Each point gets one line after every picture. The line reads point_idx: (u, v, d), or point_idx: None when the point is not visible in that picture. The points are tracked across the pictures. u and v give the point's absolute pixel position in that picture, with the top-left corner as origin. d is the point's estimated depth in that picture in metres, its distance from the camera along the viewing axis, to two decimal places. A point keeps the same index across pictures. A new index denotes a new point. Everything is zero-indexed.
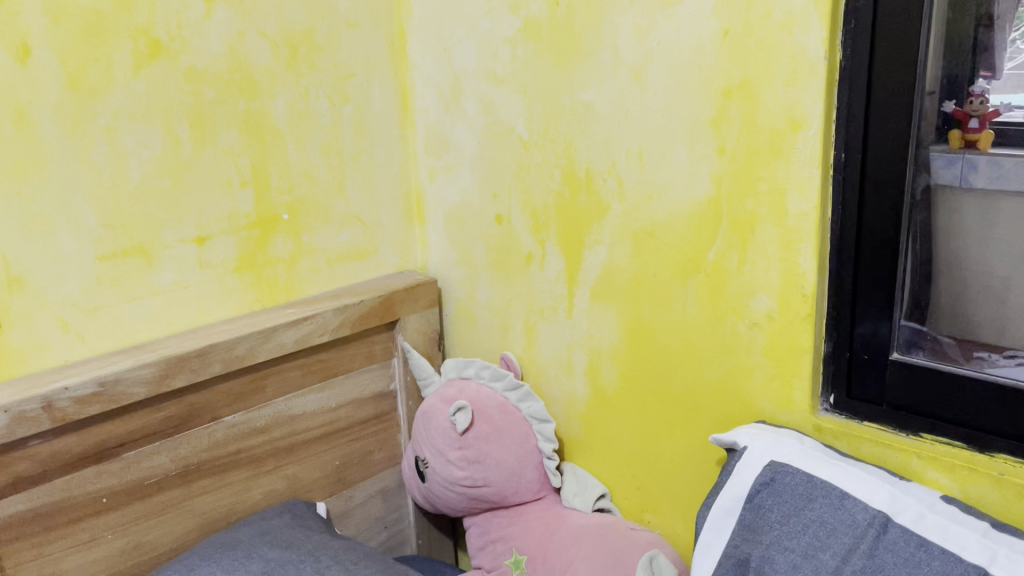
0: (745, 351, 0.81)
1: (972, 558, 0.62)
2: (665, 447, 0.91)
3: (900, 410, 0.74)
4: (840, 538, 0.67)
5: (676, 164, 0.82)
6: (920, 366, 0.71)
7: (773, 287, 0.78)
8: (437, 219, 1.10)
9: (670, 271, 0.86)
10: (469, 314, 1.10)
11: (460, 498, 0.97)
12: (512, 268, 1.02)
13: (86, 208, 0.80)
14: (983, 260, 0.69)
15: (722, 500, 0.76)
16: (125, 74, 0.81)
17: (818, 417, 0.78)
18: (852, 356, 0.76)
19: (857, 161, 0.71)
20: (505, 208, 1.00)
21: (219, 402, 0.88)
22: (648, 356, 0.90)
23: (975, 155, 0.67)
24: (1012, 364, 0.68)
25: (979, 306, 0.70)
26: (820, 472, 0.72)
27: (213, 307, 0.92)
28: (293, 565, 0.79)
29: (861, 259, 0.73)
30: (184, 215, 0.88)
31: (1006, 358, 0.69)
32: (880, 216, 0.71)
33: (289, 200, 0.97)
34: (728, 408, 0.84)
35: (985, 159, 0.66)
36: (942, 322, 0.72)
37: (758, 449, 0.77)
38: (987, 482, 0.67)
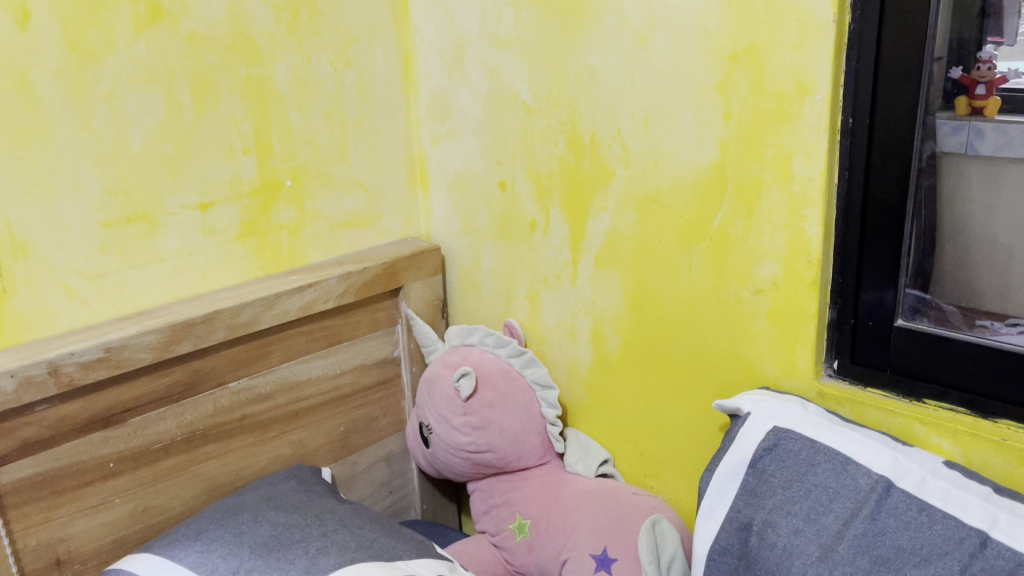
0: (749, 318, 0.81)
1: (973, 522, 0.63)
2: (668, 413, 0.92)
3: (904, 376, 0.74)
4: (842, 502, 0.68)
5: (682, 130, 0.82)
6: (925, 333, 0.71)
7: (778, 253, 0.77)
8: (440, 186, 1.09)
9: (675, 237, 0.85)
10: (472, 282, 1.10)
11: (465, 463, 0.97)
12: (516, 235, 1.02)
13: (88, 174, 0.80)
14: (988, 227, 0.69)
15: (725, 464, 0.77)
16: (126, 39, 0.80)
17: (821, 382, 0.78)
18: (857, 322, 0.76)
19: (864, 125, 0.71)
20: (508, 175, 1.00)
21: (224, 368, 0.88)
22: (652, 323, 0.90)
23: (981, 121, 0.66)
24: (1015, 332, 0.68)
25: (981, 274, 0.70)
26: (823, 438, 0.72)
27: (217, 274, 0.92)
28: (298, 528, 0.79)
29: (868, 224, 0.73)
30: (187, 181, 0.87)
31: (1009, 326, 0.68)
32: (886, 182, 0.71)
33: (292, 166, 0.96)
34: (731, 374, 0.85)
35: (992, 126, 0.66)
36: (946, 290, 0.72)
37: (761, 414, 0.77)
38: (990, 448, 0.68)
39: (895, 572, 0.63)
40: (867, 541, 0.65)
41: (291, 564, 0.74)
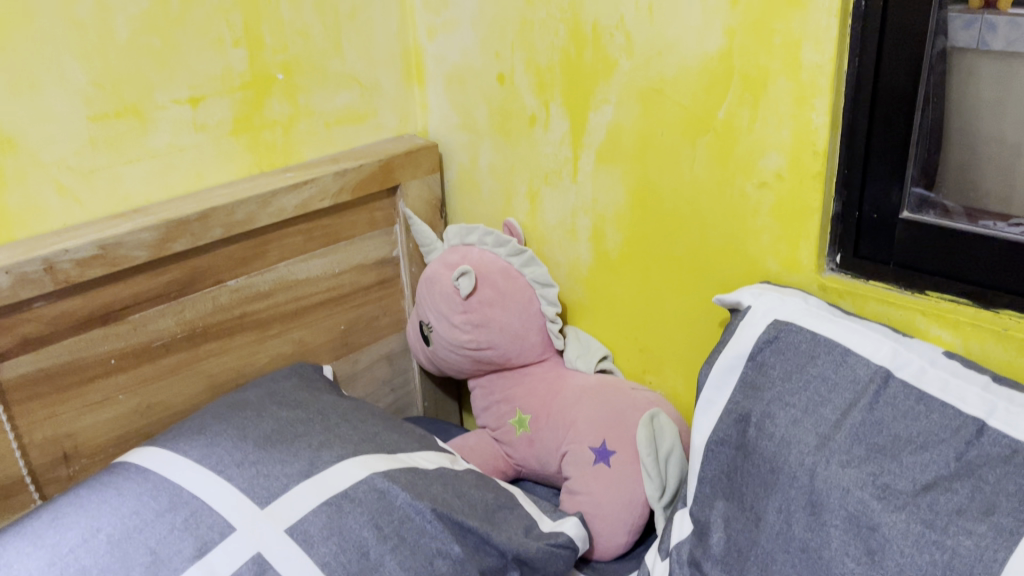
0: (752, 212, 0.80)
1: (971, 410, 0.63)
2: (668, 310, 0.92)
3: (907, 269, 0.73)
4: (841, 393, 0.68)
5: (687, 17, 0.78)
6: (929, 225, 0.70)
7: (784, 145, 0.76)
8: (437, 81, 1.06)
9: (679, 130, 0.83)
10: (471, 180, 1.08)
11: (465, 360, 0.97)
12: (515, 131, 1.00)
13: (73, 65, 0.77)
14: (996, 125, 0.67)
15: (724, 358, 0.77)
16: None
17: (823, 276, 0.78)
18: (862, 216, 0.75)
19: (877, 9, 0.67)
20: (507, 68, 0.97)
21: (221, 266, 0.87)
22: (654, 219, 0.89)
23: (994, 16, 0.63)
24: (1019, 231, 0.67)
25: (986, 174, 0.68)
26: (823, 330, 0.72)
27: (211, 171, 0.90)
28: (301, 423, 0.80)
29: (876, 115, 0.71)
30: (175, 75, 0.85)
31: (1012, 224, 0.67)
32: (898, 69, 0.68)
33: (284, 59, 0.93)
34: (732, 270, 0.84)
35: (1005, 20, 0.63)
36: (950, 188, 0.70)
37: (762, 308, 0.77)
38: (990, 338, 0.68)
39: (891, 459, 0.63)
40: (864, 430, 0.66)
41: (295, 456, 0.75)
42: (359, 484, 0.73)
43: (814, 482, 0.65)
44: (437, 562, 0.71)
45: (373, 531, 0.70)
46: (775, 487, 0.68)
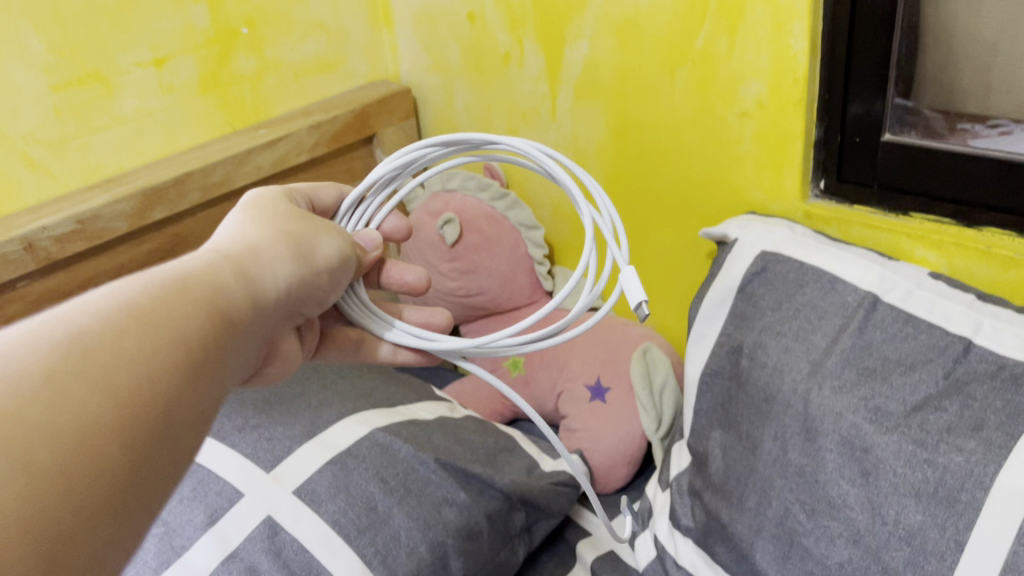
0: (735, 142, 0.79)
1: (957, 330, 0.63)
2: (655, 242, 0.92)
3: (891, 191, 0.73)
4: (831, 320, 0.69)
5: None
6: (913, 149, 0.69)
7: (763, 72, 0.74)
8: (405, 21, 1.07)
9: (658, 60, 0.81)
10: (448, 122, 1.09)
11: (455, 307, 1.00)
12: (490, 70, 0.99)
13: (30, 34, 0.77)
14: (970, 27, 0.66)
15: (714, 290, 0.78)
16: None
17: (808, 203, 0.78)
18: (843, 141, 0.74)
19: (845, 20, 0.68)
20: (477, 5, 0.96)
21: (204, 230, 0.89)
22: (636, 153, 0.88)
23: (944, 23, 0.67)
24: (995, 134, 0.67)
25: (965, 73, 0.68)
26: (810, 258, 0.72)
27: (182, 131, 0.91)
28: (298, 383, 0.82)
29: (856, 45, 0.69)
30: (136, 36, 0.84)
31: (989, 128, 0.67)
32: (870, 29, 0.67)
33: (246, 11, 0.93)
34: (720, 203, 0.84)
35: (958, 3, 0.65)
36: (928, 87, 0.70)
37: (748, 239, 0.77)
38: (974, 255, 0.68)
39: (882, 381, 0.63)
40: (855, 354, 0.66)
41: (295, 418, 0.77)
42: (361, 441, 0.75)
43: (809, 409, 0.66)
44: (444, 510, 0.73)
45: (379, 486, 0.72)
46: (770, 415, 0.69)
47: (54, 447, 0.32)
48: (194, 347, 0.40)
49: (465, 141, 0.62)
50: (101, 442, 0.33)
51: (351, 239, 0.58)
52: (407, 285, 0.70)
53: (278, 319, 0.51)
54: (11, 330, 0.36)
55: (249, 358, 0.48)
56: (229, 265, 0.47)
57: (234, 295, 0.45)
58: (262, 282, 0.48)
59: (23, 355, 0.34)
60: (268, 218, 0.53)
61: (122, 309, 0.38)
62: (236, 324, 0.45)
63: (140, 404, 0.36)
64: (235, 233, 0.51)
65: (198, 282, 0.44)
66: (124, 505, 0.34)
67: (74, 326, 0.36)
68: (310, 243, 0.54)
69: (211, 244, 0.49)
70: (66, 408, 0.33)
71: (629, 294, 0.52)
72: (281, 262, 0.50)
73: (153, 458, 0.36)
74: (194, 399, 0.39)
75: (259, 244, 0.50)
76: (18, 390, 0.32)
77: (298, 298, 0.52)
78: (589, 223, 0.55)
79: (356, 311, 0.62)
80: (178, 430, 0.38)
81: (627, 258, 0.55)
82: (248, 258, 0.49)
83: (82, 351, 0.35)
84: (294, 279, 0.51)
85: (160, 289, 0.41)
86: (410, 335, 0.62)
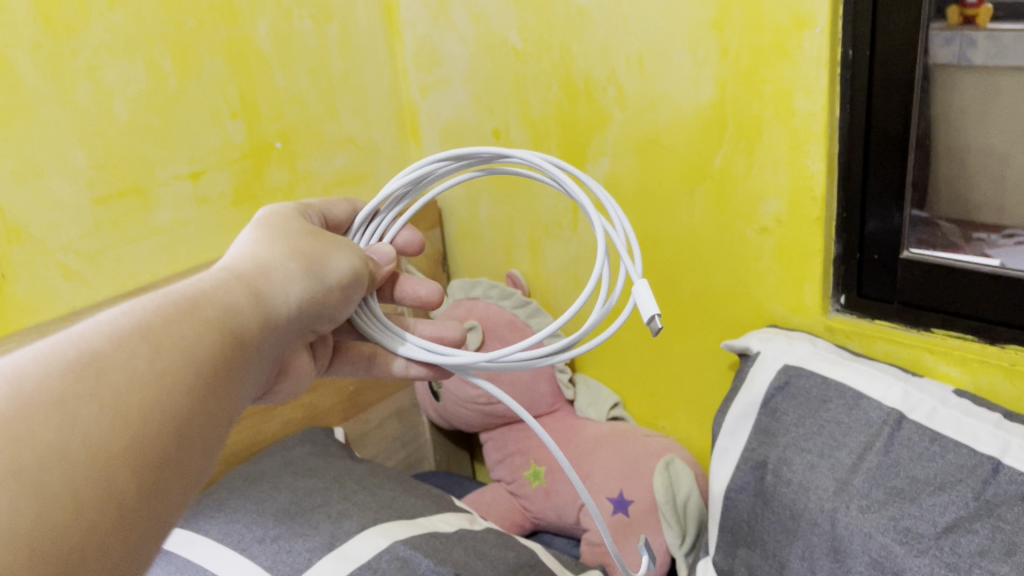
0: (755, 257, 0.80)
1: (985, 449, 0.62)
2: (676, 354, 0.92)
3: (911, 307, 0.74)
4: (856, 437, 0.68)
5: (678, 69, 0.79)
6: (932, 265, 0.71)
7: (782, 190, 0.76)
8: (432, 137, 1.12)
9: (676, 178, 0.84)
10: (471, 232, 1.12)
11: (476, 415, 1.00)
12: (513, 184, 1.03)
13: (76, 150, 0.81)
14: (981, 143, 0.68)
15: (738, 404, 0.78)
16: (101, 8, 0.81)
17: (829, 317, 0.78)
18: (862, 257, 0.75)
19: (861, 143, 0.71)
20: (502, 122, 1.00)
21: None
22: (657, 265, 0.90)
23: (957, 143, 0.69)
24: (1012, 244, 0.69)
25: (979, 188, 0.70)
26: (833, 374, 0.72)
27: (215, 242, 0.95)
28: (319, 493, 0.82)
29: (871, 165, 0.72)
30: (175, 151, 0.89)
31: (1005, 238, 0.69)
32: (885, 148, 0.70)
33: (280, 127, 0.99)
34: (741, 316, 0.84)
35: (971, 120, 0.68)
36: (942, 203, 0.72)
37: (771, 354, 0.77)
38: (998, 373, 0.68)
39: (910, 502, 0.62)
40: (882, 473, 0.65)
41: (315, 530, 0.76)
42: (382, 554, 0.75)
43: (835, 528, 0.64)
44: None
45: None
46: (797, 534, 0.67)
47: (65, 469, 0.33)
48: (205, 367, 0.41)
49: (474, 155, 0.61)
50: (111, 463, 0.34)
51: (364, 257, 0.58)
52: (419, 299, 0.70)
53: (290, 337, 0.52)
54: (26, 351, 0.37)
55: (262, 376, 0.49)
56: (242, 283, 0.48)
57: (247, 314, 0.46)
58: (274, 299, 0.49)
59: (35, 379, 0.35)
60: (280, 233, 0.54)
61: (135, 331, 0.39)
62: (249, 344, 0.46)
63: (149, 421, 0.37)
64: (249, 247, 0.52)
65: (211, 303, 0.45)
66: (134, 528, 0.35)
67: (86, 348, 0.37)
68: (325, 258, 0.54)
69: (225, 260, 0.51)
70: (77, 432, 0.34)
71: (644, 306, 0.52)
72: (292, 279, 0.51)
73: (164, 479, 0.37)
74: (207, 419, 0.40)
75: (271, 260, 0.51)
76: (30, 414, 0.33)
77: (312, 314, 0.53)
78: (603, 234, 0.55)
79: (369, 325, 0.62)
80: (190, 451, 0.39)
81: (641, 270, 0.55)
82: (260, 274, 0.50)
83: (94, 373, 0.36)
84: (306, 294, 0.51)
85: (173, 309, 0.42)
86: (422, 350, 0.61)
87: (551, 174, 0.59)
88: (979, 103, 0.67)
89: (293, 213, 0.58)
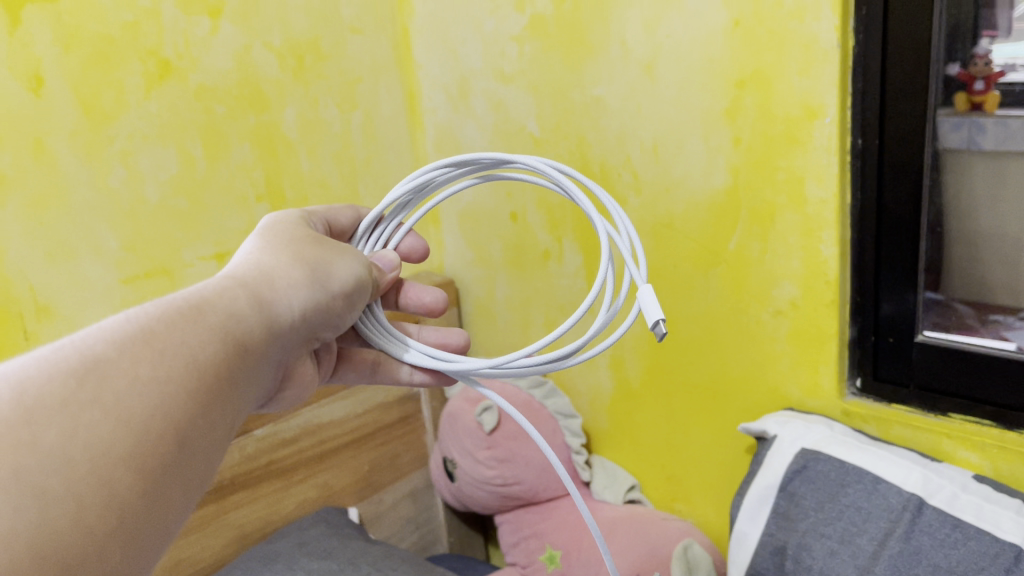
0: (771, 339, 0.81)
1: (1007, 537, 0.61)
2: (694, 436, 0.92)
3: (929, 391, 0.74)
4: (876, 522, 0.67)
5: (692, 156, 0.82)
6: (947, 349, 0.71)
7: (796, 275, 0.77)
8: (451, 219, 1.14)
9: (691, 261, 0.85)
10: (488, 312, 1.13)
11: (492, 496, 1.00)
12: (530, 265, 1.04)
13: (107, 233, 0.84)
14: (994, 225, 0.70)
15: (755, 488, 0.77)
16: (137, 96, 0.84)
17: (845, 401, 0.78)
18: (877, 341, 0.76)
19: (872, 228, 0.73)
20: (519, 206, 1.02)
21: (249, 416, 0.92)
22: (673, 347, 0.91)
23: (971, 226, 0.71)
24: None
25: (994, 270, 0.71)
26: (852, 458, 0.72)
27: None
28: None
29: (883, 250, 0.73)
30: (202, 233, 0.92)
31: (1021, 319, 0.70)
32: (897, 233, 0.71)
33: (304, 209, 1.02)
34: (757, 399, 0.84)
35: (983, 202, 0.69)
36: (957, 285, 0.73)
37: (788, 436, 0.77)
38: (1017, 459, 0.67)
39: None
40: (903, 562, 0.64)
41: None
42: None
43: None
44: None
45: None
46: None
47: (66, 474, 0.33)
48: (206, 376, 0.41)
49: (473, 162, 0.62)
50: (112, 469, 0.35)
51: (367, 264, 0.58)
52: (424, 306, 0.71)
53: (294, 344, 0.51)
54: (30, 357, 0.37)
55: (265, 385, 0.49)
56: (246, 289, 0.48)
57: (251, 321, 0.46)
58: (279, 308, 0.49)
59: (37, 384, 0.35)
60: (285, 242, 0.54)
61: (137, 338, 0.40)
62: (252, 351, 0.46)
63: (149, 428, 0.37)
64: (254, 255, 0.52)
65: (215, 308, 0.45)
66: (131, 535, 0.35)
67: (88, 354, 0.38)
68: (330, 268, 0.54)
69: (230, 267, 0.50)
70: (78, 438, 0.34)
71: (648, 311, 0.53)
72: (297, 286, 0.50)
73: (163, 485, 0.37)
74: (206, 428, 0.41)
75: (275, 267, 0.51)
76: (32, 418, 0.34)
77: (317, 322, 0.53)
78: (607, 237, 0.56)
79: (376, 334, 0.62)
80: (190, 460, 0.39)
81: (644, 275, 0.55)
82: (263, 280, 0.49)
83: (96, 380, 0.37)
84: (310, 301, 0.51)
85: (176, 315, 0.42)
86: (426, 356, 0.61)
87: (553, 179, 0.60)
88: (991, 189, 0.69)
89: (299, 224, 0.57)
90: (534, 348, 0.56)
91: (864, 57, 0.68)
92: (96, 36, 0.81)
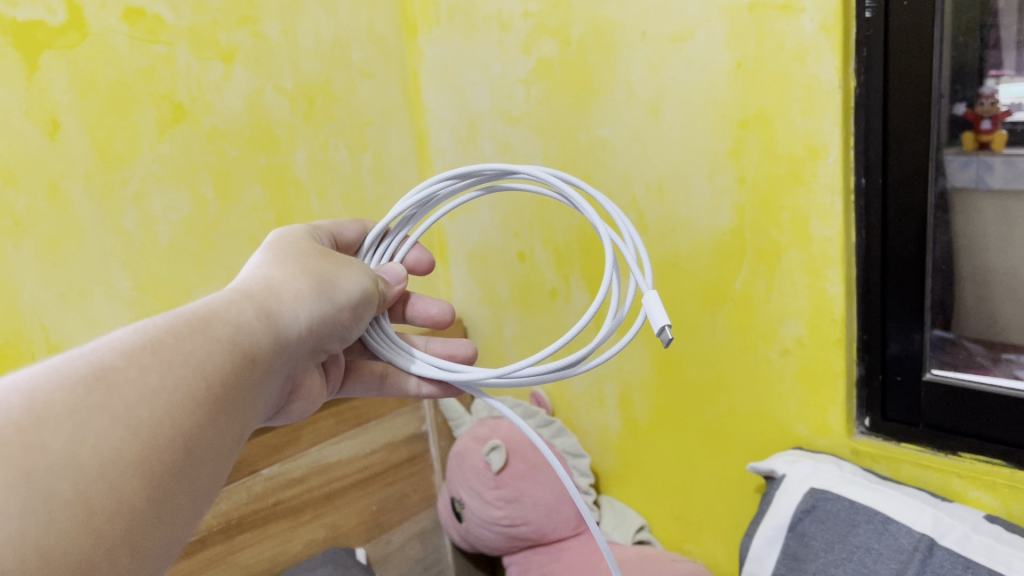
0: (778, 378, 0.81)
1: None
2: (702, 476, 0.92)
3: (938, 430, 0.73)
4: (887, 563, 0.67)
5: (696, 196, 0.82)
6: (955, 387, 0.71)
7: (802, 313, 0.77)
8: (459, 258, 1.15)
9: (698, 300, 0.86)
10: (496, 351, 1.13)
11: (500, 537, 0.99)
12: (537, 303, 1.05)
13: (119, 274, 0.85)
14: (1004, 262, 0.70)
15: (765, 529, 0.77)
16: (151, 139, 0.86)
17: (854, 440, 0.77)
18: (885, 379, 0.76)
19: (877, 268, 0.73)
20: (527, 245, 1.03)
21: (257, 455, 0.93)
22: (680, 386, 0.91)
23: (985, 265, 0.71)
24: None
25: (1006, 307, 0.71)
26: (861, 497, 0.71)
27: None
28: None
29: (888, 289, 0.73)
30: (213, 273, 0.93)
31: None
32: (903, 271, 0.71)
33: None
34: (765, 437, 0.84)
35: (993, 238, 0.70)
36: (967, 325, 0.73)
37: (797, 476, 0.76)
38: None
39: None
40: None
41: None
42: None
43: None
44: None
45: None
46: None
47: (76, 478, 0.33)
48: (213, 387, 0.42)
49: (477, 173, 0.63)
50: (120, 475, 0.35)
51: (373, 277, 0.59)
52: (431, 318, 0.71)
53: (299, 357, 0.52)
54: (40, 365, 0.37)
55: (271, 397, 0.49)
56: (253, 301, 0.48)
57: (258, 333, 0.47)
58: (285, 320, 0.49)
59: (47, 391, 0.35)
60: (291, 257, 0.54)
61: (145, 348, 0.40)
62: (259, 363, 0.46)
63: (156, 437, 0.37)
64: (261, 269, 0.52)
65: (222, 320, 0.45)
66: (135, 542, 0.35)
67: (98, 363, 0.38)
68: (337, 283, 0.54)
69: (237, 280, 0.51)
70: (87, 443, 0.34)
71: (654, 317, 0.53)
72: (303, 299, 0.51)
73: (168, 494, 0.37)
74: (211, 438, 0.41)
75: (281, 281, 0.51)
76: (42, 422, 0.34)
77: (321, 335, 0.53)
78: (612, 244, 0.56)
79: (381, 343, 0.62)
80: (196, 469, 0.40)
81: (652, 283, 0.55)
82: (270, 293, 0.50)
83: (106, 387, 0.37)
84: (315, 314, 0.51)
85: (184, 326, 0.43)
86: (433, 367, 0.61)
87: (558, 190, 0.60)
88: (998, 226, 0.69)
89: (303, 238, 0.58)
90: (543, 356, 0.56)
91: (864, 96, 0.69)
92: (111, 81, 0.83)
